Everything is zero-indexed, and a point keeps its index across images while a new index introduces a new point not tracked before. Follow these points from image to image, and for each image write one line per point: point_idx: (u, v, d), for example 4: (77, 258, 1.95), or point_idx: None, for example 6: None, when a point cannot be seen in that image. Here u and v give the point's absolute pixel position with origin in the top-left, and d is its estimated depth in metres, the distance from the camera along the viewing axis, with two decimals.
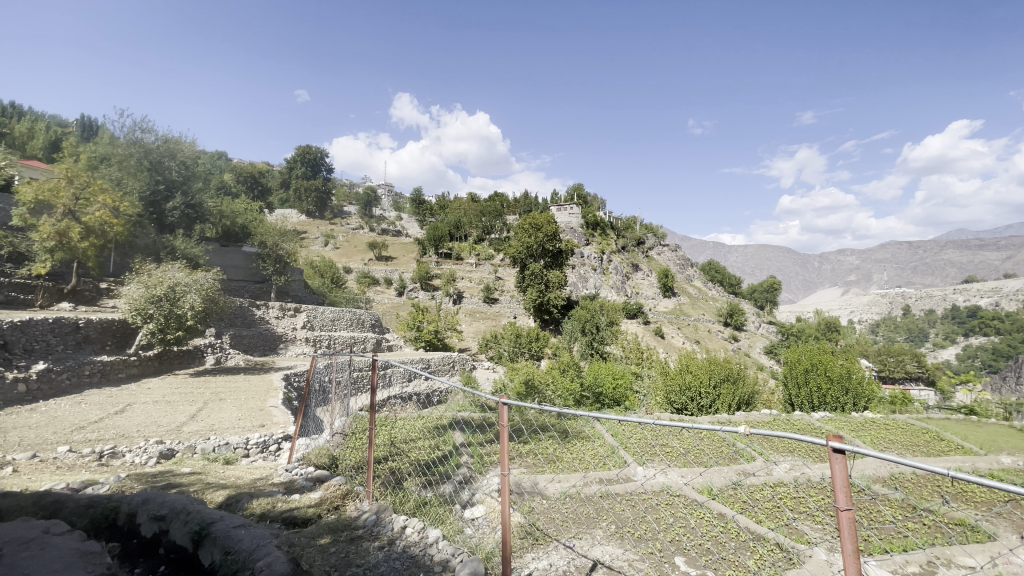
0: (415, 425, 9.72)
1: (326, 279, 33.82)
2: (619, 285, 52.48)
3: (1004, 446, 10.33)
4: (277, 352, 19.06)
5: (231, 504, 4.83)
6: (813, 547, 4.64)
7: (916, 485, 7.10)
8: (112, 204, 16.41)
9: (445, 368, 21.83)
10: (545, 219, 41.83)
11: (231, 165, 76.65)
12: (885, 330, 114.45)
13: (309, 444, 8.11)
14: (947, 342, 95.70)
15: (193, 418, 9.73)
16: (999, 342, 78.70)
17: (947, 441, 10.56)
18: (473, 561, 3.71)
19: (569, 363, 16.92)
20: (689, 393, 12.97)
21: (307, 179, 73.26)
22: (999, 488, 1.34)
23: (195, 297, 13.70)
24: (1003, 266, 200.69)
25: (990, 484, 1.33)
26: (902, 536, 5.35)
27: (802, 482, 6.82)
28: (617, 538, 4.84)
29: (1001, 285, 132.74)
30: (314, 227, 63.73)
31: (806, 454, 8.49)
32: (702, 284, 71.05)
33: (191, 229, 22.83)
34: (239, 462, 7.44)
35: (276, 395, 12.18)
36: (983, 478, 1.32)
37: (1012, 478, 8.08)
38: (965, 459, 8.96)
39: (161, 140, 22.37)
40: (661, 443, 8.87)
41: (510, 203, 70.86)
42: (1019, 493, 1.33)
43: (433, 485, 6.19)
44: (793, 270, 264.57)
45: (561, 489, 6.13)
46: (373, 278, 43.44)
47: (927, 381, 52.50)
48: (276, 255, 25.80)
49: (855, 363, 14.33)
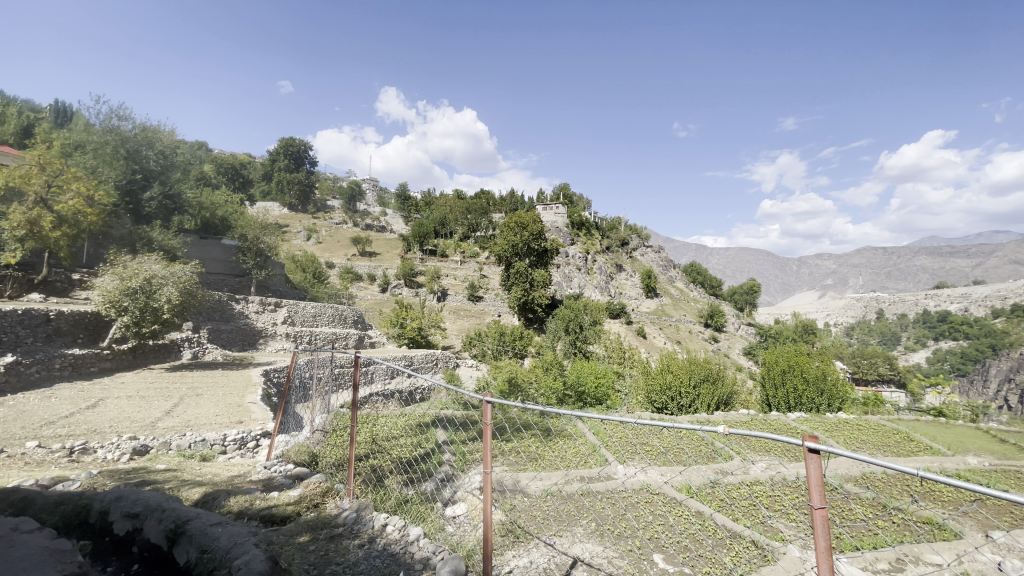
0: (397, 422, 9.70)
1: (308, 273, 33.41)
2: (603, 285, 52.78)
3: (971, 447, 10.73)
4: (256, 347, 18.76)
5: (208, 502, 4.75)
6: (787, 545, 4.77)
7: (887, 484, 7.33)
8: (86, 193, 15.95)
9: (429, 366, 21.71)
10: (530, 218, 41.54)
11: (211, 156, 75.24)
12: (859, 333, 117.60)
13: (288, 440, 8.06)
14: (918, 346, 98.63)
15: (168, 414, 9.52)
16: (969, 346, 81.06)
17: (917, 442, 10.92)
18: (454, 559, 3.72)
19: (552, 361, 16.96)
20: (670, 393, 13.15)
21: (289, 172, 72.25)
22: (967, 488, 1.40)
23: (172, 290, 13.36)
24: (973, 273, 207.49)
25: (965, 487, 1.40)
26: (873, 533, 5.52)
27: (779, 481, 6.97)
28: (598, 535, 4.91)
29: (970, 290, 137.10)
30: (296, 221, 62.88)
31: (782, 453, 8.71)
32: (684, 285, 72.04)
33: (169, 220, 22.33)
34: (217, 458, 7.34)
35: (255, 391, 11.98)
36: (949, 477, 1.39)
37: (978, 478, 8.38)
38: (934, 459, 9.27)
39: (138, 128, 21.79)
40: (642, 442, 8.97)
41: (495, 201, 70.75)
42: (989, 492, 1.39)
43: (415, 483, 6.19)
44: (773, 273, 269.84)
45: (543, 487, 6.18)
46: (356, 273, 43.06)
47: (899, 383, 53.99)
48: (256, 249, 25.30)
49: (830, 366, 14.69)
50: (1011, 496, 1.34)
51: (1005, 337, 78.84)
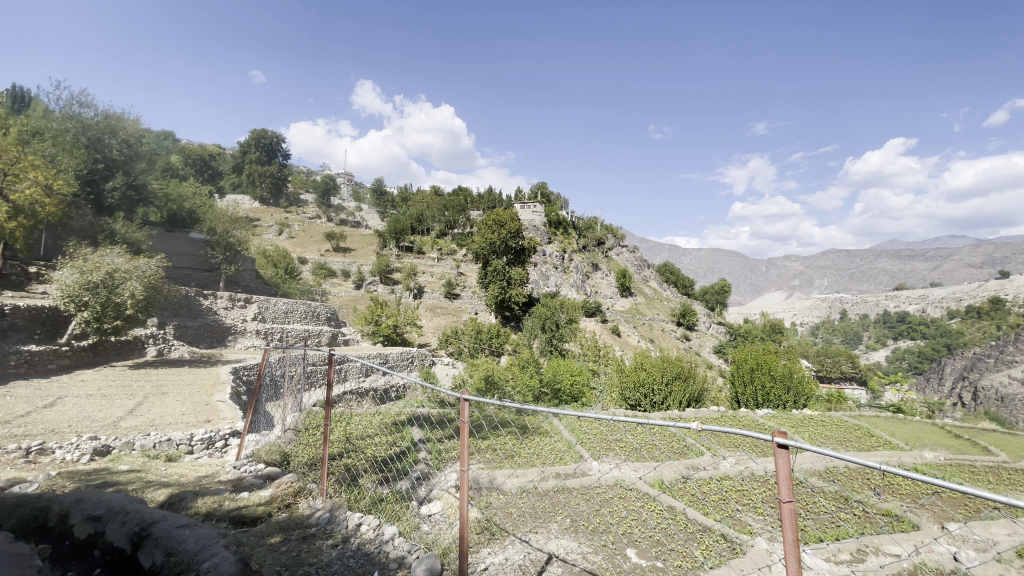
0: (372, 421, 9.62)
1: (279, 269, 32.71)
2: (580, 283, 53.19)
3: (927, 442, 11.27)
4: (225, 344, 18.28)
5: (174, 503, 4.63)
6: (755, 537, 4.95)
7: (849, 478, 7.66)
8: (44, 182, 15.25)
9: (404, 364, 21.53)
10: (508, 216, 41.39)
11: (179, 146, 72.97)
12: (824, 333, 121.67)
13: (259, 440, 7.89)
14: (879, 345, 102.91)
15: (132, 413, 9.18)
16: (926, 346, 84.72)
17: (877, 437, 11.40)
18: (429, 558, 3.73)
19: (528, 359, 17.03)
20: (643, 390, 13.41)
21: (261, 165, 70.56)
22: (927, 481, 1.49)
23: (136, 285, 12.91)
24: (930, 276, 217.22)
25: (922, 479, 1.49)
26: (836, 525, 5.76)
27: (748, 476, 7.19)
28: (572, 531, 4.98)
29: (927, 292, 143.45)
30: (268, 215, 61.48)
31: (751, 448, 9.00)
32: (658, 284, 73.30)
33: (133, 212, 21.53)
34: (183, 458, 7.15)
35: (224, 389, 11.68)
36: (913, 473, 1.48)
37: (934, 472, 8.80)
38: (893, 454, 9.71)
39: (101, 115, 20.91)
40: (616, 439, 9.15)
41: (473, 198, 70.52)
42: (942, 483, 1.48)
43: (390, 481, 6.16)
44: (743, 273, 276.97)
45: (519, 484, 6.24)
46: (330, 270, 42.38)
47: (860, 381, 56.16)
48: (225, 243, 24.62)
49: (797, 364, 15.16)
50: (964, 487, 1.43)
51: (958, 337, 82.75)
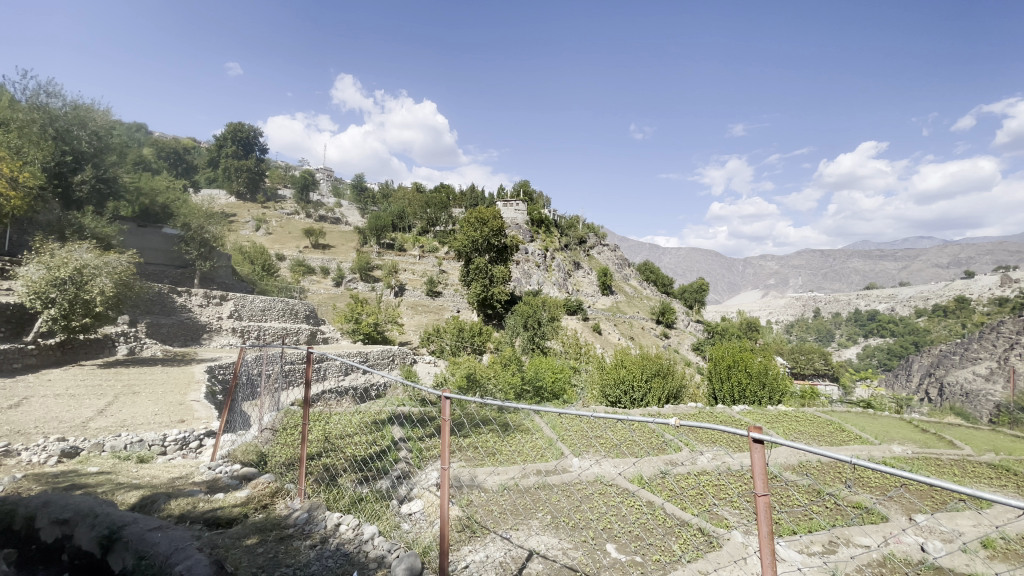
0: (351, 420, 9.54)
1: (256, 266, 32.09)
2: (562, 281, 53.45)
3: (895, 436, 11.66)
4: (200, 343, 17.88)
5: (145, 506, 4.51)
6: (731, 531, 5.06)
7: (821, 471, 7.88)
8: (8, 174, 14.62)
9: (385, 362, 21.36)
10: (491, 214, 41.18)
11: (152, 139, 70.88)
12: (798, 330, 124.79)
13: (235, 440, 7.75)
14: (850, 343, 106.20)
15: (102, 413, 8.93)
16: (895, 343, 87.55)
17: (848, 431, 11.75)
18: (409, 556, 3.72)
19: (510, 357, 17.01)
20: (623, 387, 13.57)
21: (237, 159, 69.05)
22: (892, 474, 1.55)
23: (106, 281, 12.51)
24: (899, 276, 224.46)
25: (888, 471, 1.55)
26: (809, 518, 5.93)
27: (725, 470, 7.35)
28: (553, 527, 5.02)
29: (896, 291, 148.14)
30: (245, 210, 60.22)
31: (727, 443, 9.19)
32: (638, 282, 74.18)
33: (103, 206, 20.83)
34: (156, 459, 6.96)
35: (198, 389, 11.40)
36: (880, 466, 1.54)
37: (902, 465, 9.12)
38: (864, 448, 10.02)
39: (69, 106, 20.17)
40: (597, 435, 9.22)
41: (455, 196, 70.21)
42: (905, 475, 1.55)
43: (370, 480, 6.10)
44: (721, 272, 282.15)
45: (500, 481, 6.26)
46: (309, 267, 41.75)
47: (833, 377, 57.75)
48: (200, 239, 24.05)
49: (772, 361, 15.49)
50: (931, 481, 1.49)
51: (925, 335, 85.71)
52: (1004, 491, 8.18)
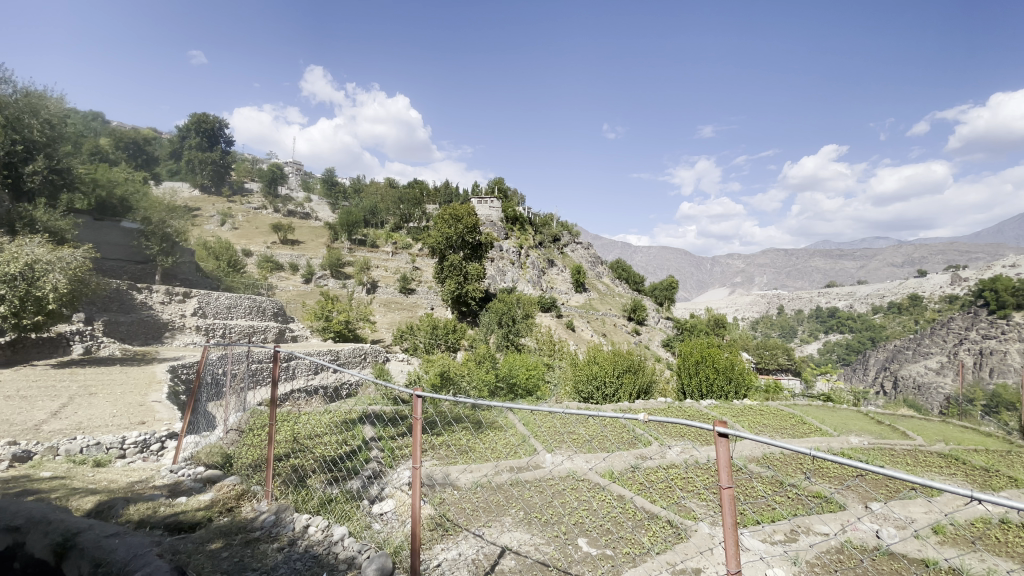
0: (321, 420, 9.33)
1: (222, 262, 31.09)
2: (536, 279, 53.74)
3: (853, 428, 12.20)
4: (162, 341, 17.24)
5: (102, 511, 4.31)
6: (698, 523, 5.20)
7: (784, 463, 8.16)
8: None
9: (356, 360, 21.02)
10: (465, 211, 40.85)
11: (109, 127, 67.65)
12: (763, 327, 129.08)
13: (198, 442, 7.50)
14: (811, 339, 110.62)
15: (54, 415, 8.47)
16: (853, 338, 91.56)
17: (809, 424, 12.21)
18: (380, 557, 3.67)
19: (484, 354, 16.94)
20: (595, 382, 13.75)
21: (201, 151, 66.72)
22: (848, 464, 1.64)
23: (59, 278, 11.90)
24: (857, 275, 234.55)
25: (846, 463, 1.64)
26: (771, 508, 6.13)
27: (693, 464, 7.53)
28: (526, 523, 5.04)
29: (854, 289, 154.76)
30: (209, 204, 58.24)
31: (695, 437, 9.42)
32: (610, 280, 75.29)
33: (56, 198, 19.78)
34: (114, 463, 6.65)
35: (160, 389, 11.00)
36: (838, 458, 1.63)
37: (859, 455, 9.54)
38: (824, 440, 10.43)
39: (20, 92, 19.04)
40: (569, 431, 9.31)
41: (429, 192, 69.57)
42: (864, 466, 1.63)
43: (340, 481, 5.98)
44: (690, 270, 288.95)
45: (473, 479, 6.24)
46: (277, 263, 40.70)
47: (795, 372, 60.02)
48: (161, 234, 23.25)
49: (738, 356, 15.94)
50: (880, 469, 1.58)
51: (881, 331, 89.91)
52: (952, 478, 8.67)
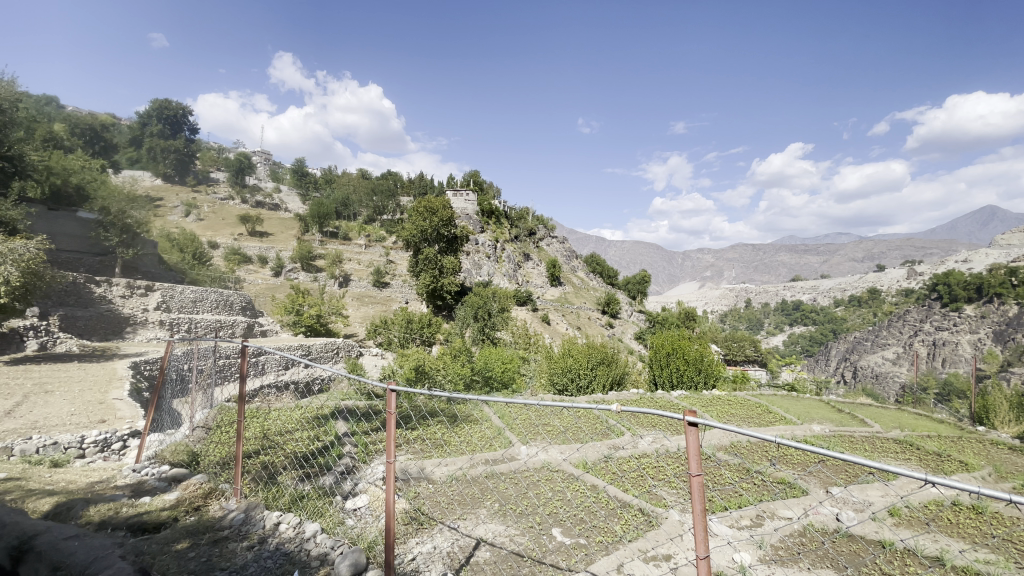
0: (291, 416, 9.13)
1: (186, 254, 30.00)
2: (511, 273, 53.82)
3: (815, 416, 12.71)
4: (123, 336, 16.56)
5: (60, 513, 4.14)
6: (669, 510, 5.34)
7: (750, 451, 8.43)
8: None
9: (328, 355, 20.68)
10: (440, 203, 40.42)
11: (62, 112, 64.14)
12: (732, 320, 132.67)
13: (163, 440, 7.26)
14: (777, 331, 114.42)
15: (5, 415, 8.05)
16: (817, 330, 94.98)
17: (774, 413, 12.65)
18: (354, 552, 3.64)
19: (459, 348, 16.85)
20: (570, 375, 13.90)
21: (163, 139, 64.09)
22: (811, 450, 1.72)
23: (10, 271, 11.28)
24: (821, 269, 243.20)
25: (811, 449, 1.71)
26: (738, 495, 6.34)
27: (664, 453, 7.72)
28: (501, 515, 5.09)
29: (818, 283, 160.28)
30: (172, 194, 56.10)
31: (665, 427, 9.67)
32: (585, 274, 76.02)
33: (6, 186, 18.70)
34: (73, 463, 6.38)
35: (121, 386, 10.59)
36: (804, 443, 1.71)
37: (821, 442, 9.95)
38: (788, 428, 10.83)
39: None
40: (543, 423, 9.41)
41: (403, 184, 68.58)
42: (827, 452, 1.69)
43: (313, 477, 5.90)
44: (663, 264, 294.37)
45: (448, 472, 6.26)
46: (245, 256, 39.56)
47: (762, 363, 61.90)
48: (121, 225, 22.22)
49: (707, 348, 16.35)
50: (842, 455, 1.66)
51: (842, 323, 93.72)
52: (907, 463, 9.14)
